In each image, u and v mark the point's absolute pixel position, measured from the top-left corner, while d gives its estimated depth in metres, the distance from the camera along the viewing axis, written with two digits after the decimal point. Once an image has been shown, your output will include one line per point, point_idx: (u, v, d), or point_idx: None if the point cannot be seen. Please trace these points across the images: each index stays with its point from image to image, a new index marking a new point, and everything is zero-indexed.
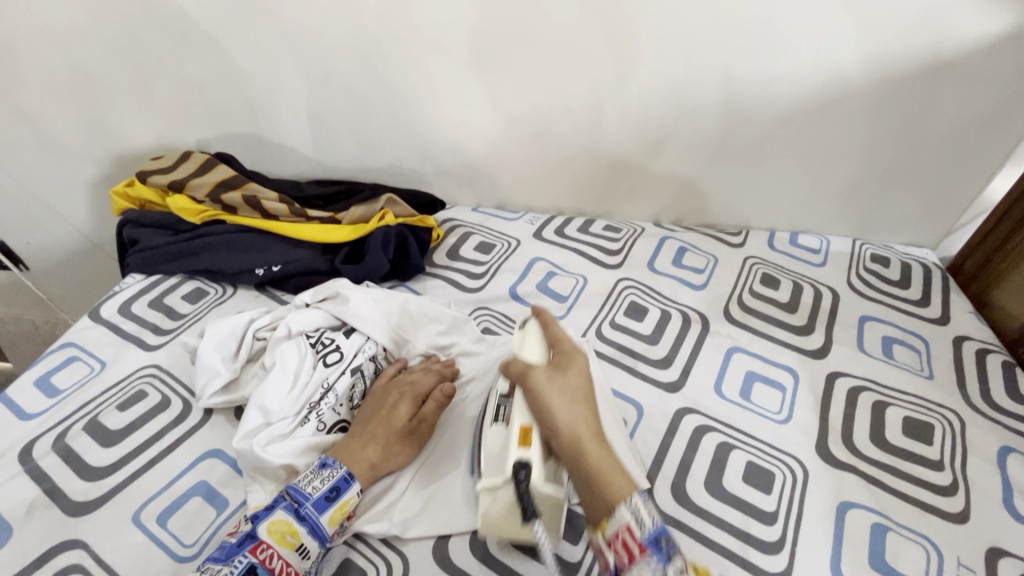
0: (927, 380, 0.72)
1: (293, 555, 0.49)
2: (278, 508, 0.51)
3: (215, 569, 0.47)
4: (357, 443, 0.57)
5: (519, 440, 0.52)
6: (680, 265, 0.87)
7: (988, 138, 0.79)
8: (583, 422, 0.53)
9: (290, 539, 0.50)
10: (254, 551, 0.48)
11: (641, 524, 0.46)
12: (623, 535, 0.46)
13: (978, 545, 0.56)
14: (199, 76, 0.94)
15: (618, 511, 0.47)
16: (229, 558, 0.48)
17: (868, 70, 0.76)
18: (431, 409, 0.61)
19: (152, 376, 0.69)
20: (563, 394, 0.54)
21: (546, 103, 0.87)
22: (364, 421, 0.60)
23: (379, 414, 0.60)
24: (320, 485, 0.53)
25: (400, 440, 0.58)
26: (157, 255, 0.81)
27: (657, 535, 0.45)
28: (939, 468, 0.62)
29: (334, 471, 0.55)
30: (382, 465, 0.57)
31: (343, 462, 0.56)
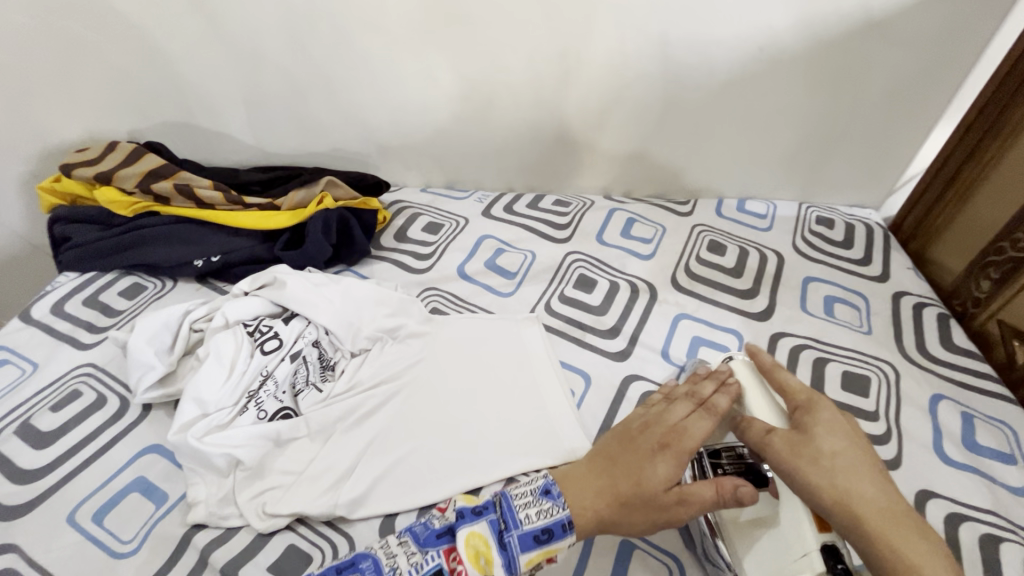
0: (866, 335, 0.74)
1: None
2: (483, 518, 0.46)
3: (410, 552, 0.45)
4: (590, 488, 0.48)
5: (818, 524, 0.43)
6: (629, 236, 0.87)
7: (922, 95, 0.81)
8: (862, 496, 0.41)
9: (484, 563, 0.44)
10: (448, 555, 0.44)
11: None
12: None
13: (908, 488, 0.58)
14: (124, 63, 0.90)
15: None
16: (426, 547, 0.45)
17: (801, 32, 0.76)
18: (667, 464, 0.47)
19: (87, 375, 0.67)
20: (814, 459, 0.43)
21: (487, 78, 0.85)
22: (604, 465, 0.49)
23: (629, 464, 0.48)
24: (535, 517, 0.46)
25: (640, 508, 0.46)
26: (89, 251, 0.78)
27: None
28: (873, 418, 0.64)
29: (557, 507, 0.47)
30: (622, 516, 0.46)
31: (568, 499, 0.48)
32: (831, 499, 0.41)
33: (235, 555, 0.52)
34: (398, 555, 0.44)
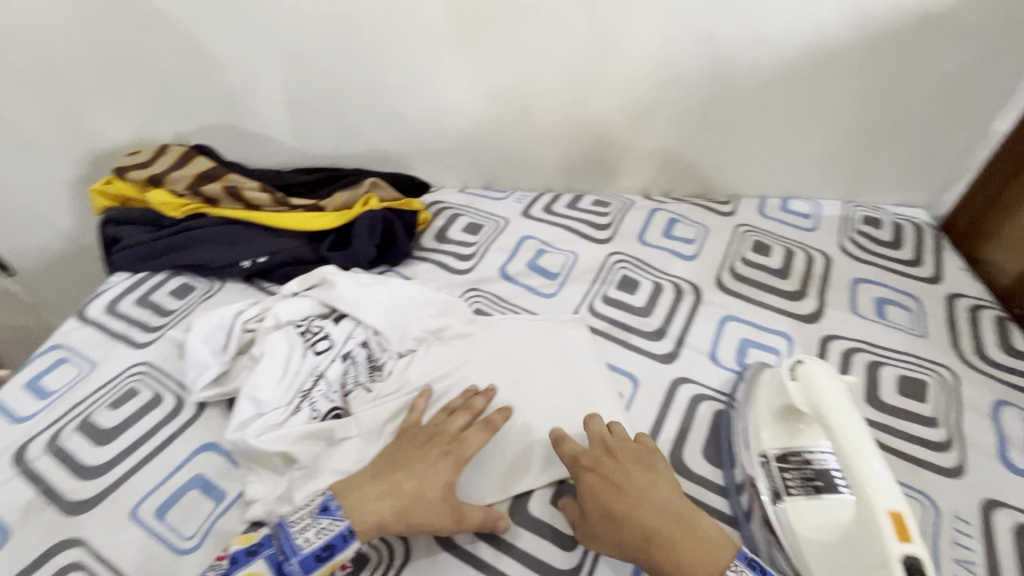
0: (921, 339, 0.72)
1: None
2: (259, 556, 0.48)
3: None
4: (375, 490, 0.52)
5: (897, 535, 0.41)
6: (671, 236, 0.86)
7: (979, 91, 0.79)
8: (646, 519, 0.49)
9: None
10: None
11: None
12: None
13: (973, 497, 0.57)
14: (170, 67, 0.92)
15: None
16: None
17: (853, 27, 0.74)
18: (447, 469, 0.53)
19: (143, 373, 0.68)
20: (406, 491, 0.51)
21: (528, 77, 0.85)
22: (384, 471, 0.53)
23: (413, 468, 0.53)
24: (313, 538, 0.49)
25: (421, 508, 0.51)
26: (141, 251, 0.80)
27: None
28: (933, 424, 0.62)
29: (336, 521, 0.50)
30: (392, 522, 0.50)
31: (347, 507, 0.51)
32: (618, 505, 0.50)
33: None
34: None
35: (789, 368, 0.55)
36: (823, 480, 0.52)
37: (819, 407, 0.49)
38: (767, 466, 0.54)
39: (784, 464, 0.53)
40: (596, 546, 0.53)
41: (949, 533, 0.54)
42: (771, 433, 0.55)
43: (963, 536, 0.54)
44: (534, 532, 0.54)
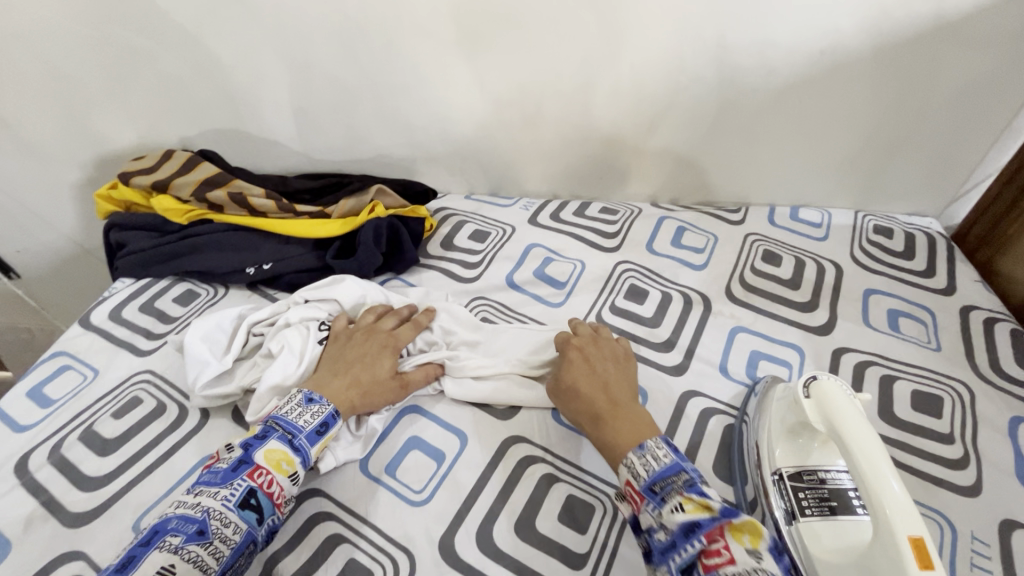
0: (935, 352, 0.71)
1: (287, 482, 0.52)
2: (270, 438, 0.53)
3: (214, 491, 0.48)
4: (341, 383, 0.60)
5: (917, 560, 0.39)
6: (680, 245, 0.85)
7: (994, 100, 0.77)
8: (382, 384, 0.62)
9: (285, 466, 0.52)
10: (253, 476, 0.50)
11: (641, 475, 0.49)
12: (628, 489, 0.49)
13: (991, 517, 0.55)
14: (177, 71, 0.91)
15: (620, 469, 0.51)
16: (228, 481, 0.49)
17: (867, 35, 0.73)
18: (391, 358, 0.63)
19: (146, 382, 0.67)
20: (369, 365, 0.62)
21: (536, 84, 0.84)
22: (340, 372, 0.61)
23: (363, 361, 0.62)
24: (310, 419, 0.56)
25: (380, 391, 0.61)
26: (145, 258, 0.80)
27: (653, 483, 0.48)
28: (949, 441, 0.61)
29: (323, 406, 0.57)
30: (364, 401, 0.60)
31: (330, 399, 0.58)
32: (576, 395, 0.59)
33: (297, 567, 0.52)
34: (203, 500, 0.48)
35: (804, 384, 0.53)
36: (839, 500, 0.51)
37: (836, 425, 0.47)
38: (782, 483, 0.52)
39: (798, 481, 0.52)
40: (604, 564, 0.52)
41: (967, 554, 0.53)
42: (784, 449, 0.54)
43: (981, 557, 0.53)
44: (542, 550, 0.53)
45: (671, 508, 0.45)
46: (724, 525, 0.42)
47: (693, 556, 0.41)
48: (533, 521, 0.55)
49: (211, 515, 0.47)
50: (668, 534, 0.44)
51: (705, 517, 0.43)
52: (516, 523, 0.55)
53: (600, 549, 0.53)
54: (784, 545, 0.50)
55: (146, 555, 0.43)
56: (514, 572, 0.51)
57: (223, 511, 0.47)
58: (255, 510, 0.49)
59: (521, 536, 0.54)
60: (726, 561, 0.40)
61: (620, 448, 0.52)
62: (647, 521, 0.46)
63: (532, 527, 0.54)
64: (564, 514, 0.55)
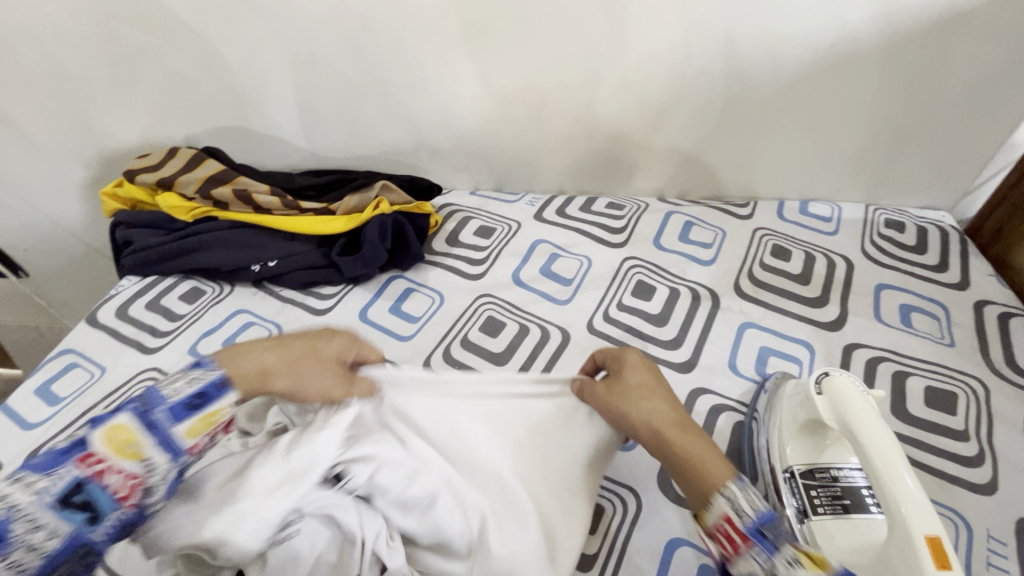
0: (948, 348, 0.70)
1: (137, 466, 0.39)
2: (122, 411, 0.40)
3: (28, 482, 0.36)
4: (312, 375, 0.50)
5: (936, 561, 0.38)
6: (687, 240, 0.84)
7: (1008, 91, 0.76)
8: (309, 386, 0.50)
9: (133, 448, 0.40)
10: (85, 463, 0.38)
11: (741, 514, 0.41)
12: (724, 527, 0.41)
13: (1008, 516, 0.54)
14: (181, 68, 0.91)
15: (715, 501, 0.42)
16: (51, 468, 0.37)
17: (878, 26, 0.72)
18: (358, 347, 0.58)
19: (152, 380, 0.67)
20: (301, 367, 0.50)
21: (541, 78, 0.83)
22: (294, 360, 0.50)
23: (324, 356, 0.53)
24: (184, 388, 0.44)
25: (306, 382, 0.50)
26: (151, 255, 0.80)
27: (760, 525, 0.40)
28: (964, 439, 0.60)
29: (207, 372, 0.45)
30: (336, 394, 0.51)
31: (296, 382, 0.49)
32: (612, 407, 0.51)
33: None
34: (10, 493, 0.35)
35: (816, 381, 0.52)
36: (852, 499, 0.50)
37: (850, 421, 0.46)
38: (792, 481, 0.52)
39: (809, 479, 0.51)
40: (613, 566, 0.51)
41: (983, 554, 0.52)
42: (795, 446, 0.54)
43: (998, 557, 0.52)
44: None
45: (786, 561, 0.37)
46: None
47: None
48: None
49: (15, 516, 0.35)
50: None
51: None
52: None
53: (609, 550, 0.52)
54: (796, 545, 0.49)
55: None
56: None
57: (34, 510, 0.35)
58: (83, 508, 0.37)
59: None
60: None
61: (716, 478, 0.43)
62: (750, 568, 0.39)
63: None
64: None
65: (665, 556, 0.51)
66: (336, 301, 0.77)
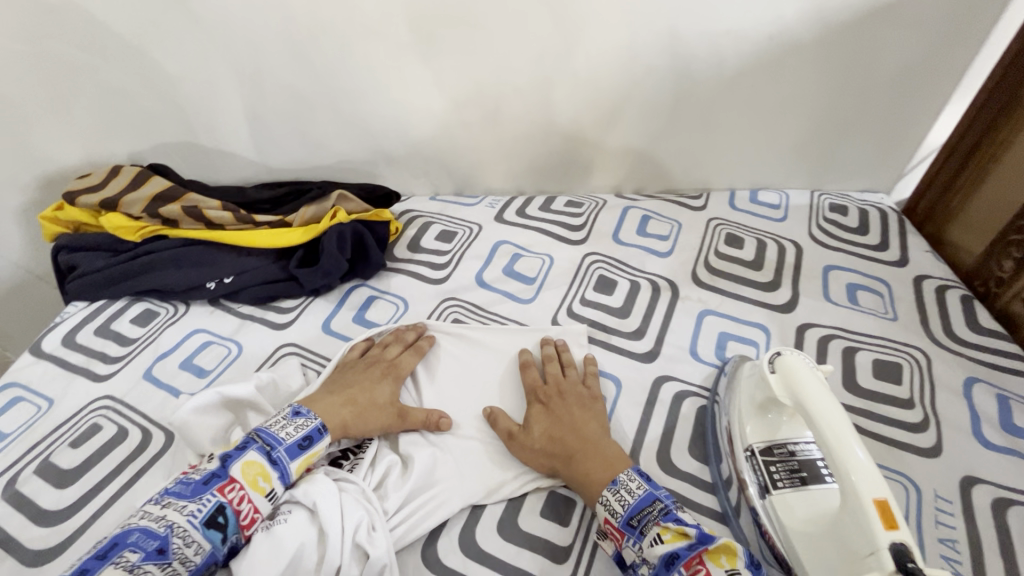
0: (892, 322, 0.73)
1: (262, 500, 0.49)
2: (249, 449, 0.51)
3: (182, 505, 0.46)
4: (336, 400, 0.59)
5: (884, 523, 0.40)
6: (645, 234, 0.86)
7: (932, 77, 0.81)
8: (342, 408, 0.58)
9: (262, 483, 0.50)
10: (223, 490, 0.47)
11: (614, 512, 0.50)
12: (607, 527, 0.50)
13: (952, 476, 0.58)
14: (121, 84, 0.88)
15: (597, 508, 0.52)
16: (196, 495, 0.47)
17: (809, 21, 0.76)
18: (390, 389, 0.62)
19: (105, 409, 0.65)
20: (336, 396, 0.59)
21: (493, 81, 0.84)
22: (338, 391, 0.60)
23: (364, 385, 0.61)
24: (294, 432, 0.54)
25: (373, 412, 0.59)
26: (98, 279, 0.76)
27: (629, 516, 0.49)
28: (909, 406, 0.64)
29: (309, 420, 0.56)
30: (353, 425, 0.58)
31: (316, 414, 0.57)
32: (546, 436, 0.57)
33: None
34: (169, 514, 0.45)
35: (770, 361, 0.54)
36: (809, 472, 0.52)
37: (801, 398, 0.48)
38: (753, 458, 0.54)
39: (768, 456, 0.54)
40: (587, 556, 0.52)
41: (932, 513, 0.55)
42: (752, 424, 0.56)
43: (945, 515, 0.55)
44: (525, 546, 0.53)
45: (650, 541, 0.47)
46: (705, 551, 0.44)
47: None
48: (515, 518, 0.55)
49: (175, 531, 0.44)
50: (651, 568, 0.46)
51: (684, 545, 0.46)
52: (498, 524, 0.55)
53: (583, 540, 0.53)
54: (760, 520, 0.51)
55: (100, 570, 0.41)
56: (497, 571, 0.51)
57: (189, 529, 0.45)
58: (221, 529, 0.46)
59: (503, 534, 0.54)
60: None
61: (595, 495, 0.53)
62: (630, 557, 0.48)
63: (514, 524, 0.54)
64: (546, 509, 0.55)
65: None
66: (297, 313, 0.75)
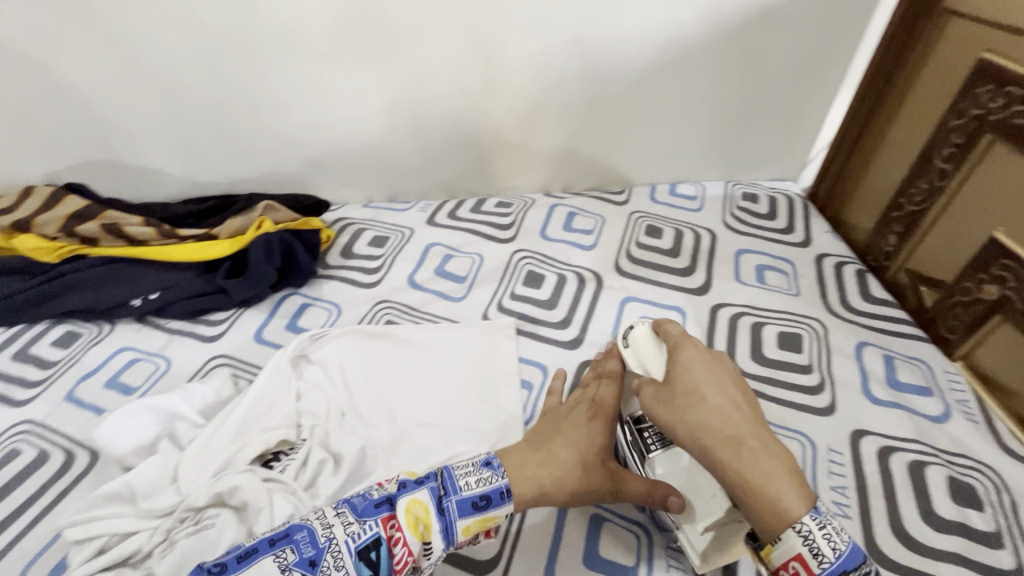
0: (795, 297, 0.80)
1: (416, 543, 0.45)
2: (424, 486, 0.47)
3: (349, 522, 0.44)
4: (533, 459, 0.51)
5: None
6: (571, 229, 0.90)
7: (818, 73, 0.89)
8: (563, 467, 0.50)
9: (422, 528, 0.46)
10: (386, 523, 0.44)
11: (819, 556, 0.38)
12: (794, 567, 0.39)
13: (844, 430, 0.63)
14: (33, 105, 0.86)
15: (786, 538, 0.39)
16: (364, 516, 0.45)
17: (704, 25, 0.82)
18: (599, 431, 0.54)
19: (25, 433, 0.63)
20: (543, 452, 0.52)
21: (416, 90, 0.87)
22: (535, 445, 0.53)
23: (563, 438, 0.53)
24: (473, 484, 0.48)
25: (577, 470, 0.51)
26: (14, 303, 0.74)
27: (841, 569, 0.38)
28: (807, 371, 0.70)
29: (497, 476, 0.49)
30: (551, 491, 0.49)
31: (507, 472, 0.49)
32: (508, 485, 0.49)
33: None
34: (335, 524, 0.44)
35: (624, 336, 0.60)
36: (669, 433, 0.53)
37: (653, 369, 0.54)
38: (626, 428, 0.56)
39: (640, 424, 0.56)
40: (513, 530, 0.55)
41: (826, 465, 0.60)
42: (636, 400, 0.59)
43: (837, 465, 0.60)
44: None
45: None
46: None
47: None
48: None
49: (332, 546, 0.43)
50: None
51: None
52: None
53: (510, 516, 0.56)
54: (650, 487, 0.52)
55: (265, 552, 0.42)
56: None
57: (344, 552, 0.43)
58: (370, 565, 0.43)
59: None
60: None
61: (789, 510, 0.40)
62: None
63: None
64: None
65: (562, 516, 0.56)
66: (228, 325, 0.75)
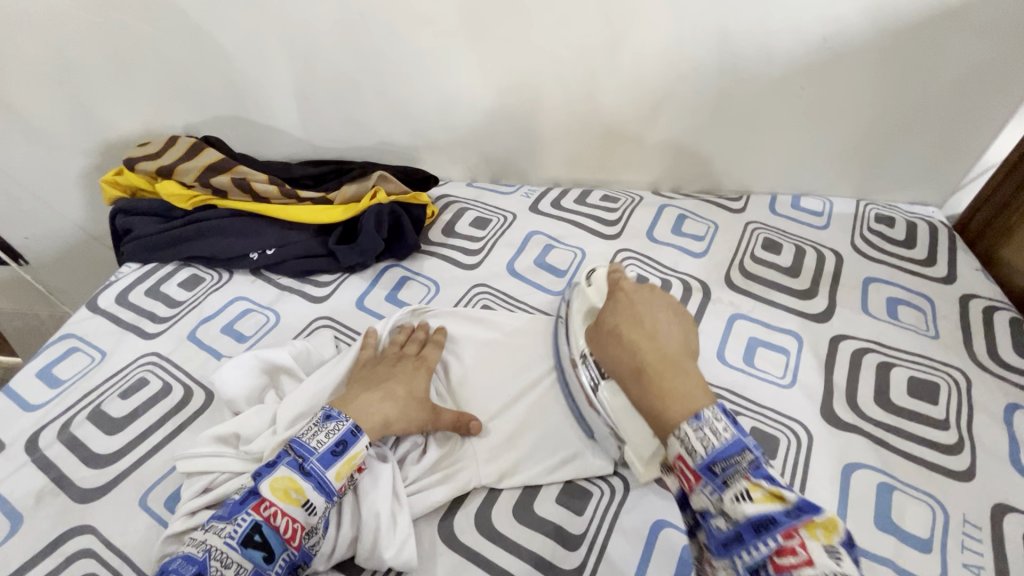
0: (932, 340, 0.71)
1: (299, 511, 0.49)
2: (281, 464, 0.50)
3: (219, 527, 0.46)
4: (373, 397, 0.58)
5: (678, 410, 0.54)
6: (680, 233, 0.85)
7: (996, 87, 0.77)
8: (396, 405, 0.58)
9: (296, 494, 0.49)
10: (259, 509, 0.47)
11: (694, 453, 0.45)
12: (680, 464, 0.46)
13: (984, 502, 0.56)
14: (180, 58, 0.92)
15: (672, 443, 0.46)
16: (233, 515, 0.47)
17: (869, 23, 0.73)
18: (422, 378, 0.62)
19: (152, 364, 0.69)
20: (382, 393, 0.58)
21: (536, 73, 0.84)
22: (372, 386, 0.59)
23: (398, 378, 0.60)
24: (326, 438, 0.53)
25: (415, 406, 0.59)
26: (151, 242, 0.81)
27: (711, 462, 0.44)
28: (944, 428, 0.62)
29: (340, 424, 0.54)
30: (394, 422, 0.57)
31: (351, 414, 0.56)
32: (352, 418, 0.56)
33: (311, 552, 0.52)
34: (209, 538, 0.46)
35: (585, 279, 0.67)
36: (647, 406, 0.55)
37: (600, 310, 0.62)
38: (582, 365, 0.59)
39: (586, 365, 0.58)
40: (599, 544, 0.53)
41: (958, 537, 0.53)
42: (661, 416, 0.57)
43: (972, 540, 0.53)
44: (538, 531, 0.54)
45: (733, 496, 0.42)
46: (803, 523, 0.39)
47: (760, 558, 0.39)
48: (531, 504, 0.56)
49: (212, 555, 0.44)
50: (731, 524, 0.41)
51: (779, 509, 0.40)
52: (513, 507, 0.56)
53: (596, 529, 0.54)
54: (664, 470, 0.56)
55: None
56: (510, 552, 0.52)
57: (227, 551, 0.45)
58: (260, 547, 0.46)
59: (519, 518, 0.55)
60: (802, 562, 0.37)
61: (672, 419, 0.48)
62: (702, 503, 0.44)
63: (530, 509, 0.56)
64: (563, 496, 0.56)
65: (649, 536, 0.53)
66: (333, 288, 0.78)
